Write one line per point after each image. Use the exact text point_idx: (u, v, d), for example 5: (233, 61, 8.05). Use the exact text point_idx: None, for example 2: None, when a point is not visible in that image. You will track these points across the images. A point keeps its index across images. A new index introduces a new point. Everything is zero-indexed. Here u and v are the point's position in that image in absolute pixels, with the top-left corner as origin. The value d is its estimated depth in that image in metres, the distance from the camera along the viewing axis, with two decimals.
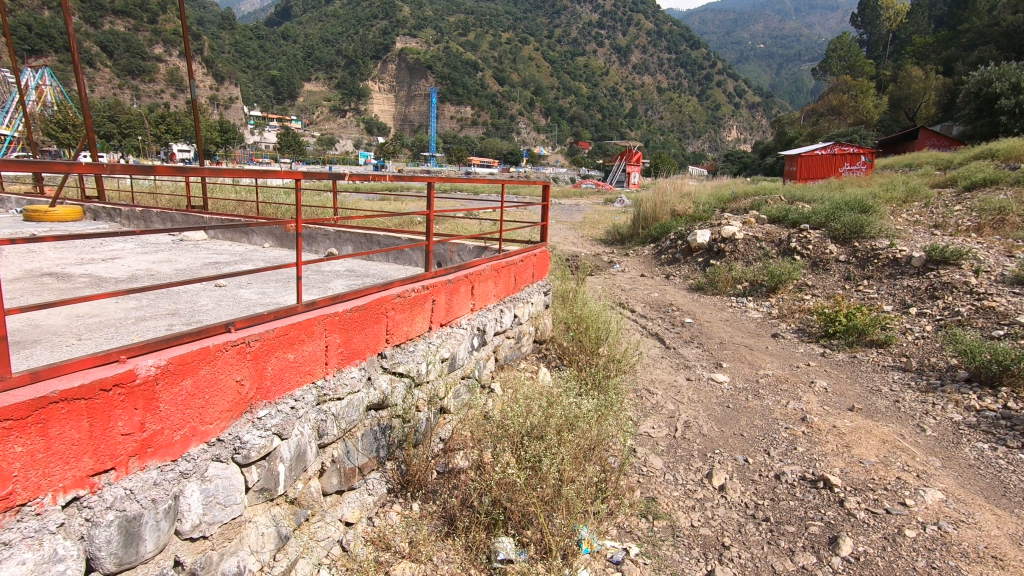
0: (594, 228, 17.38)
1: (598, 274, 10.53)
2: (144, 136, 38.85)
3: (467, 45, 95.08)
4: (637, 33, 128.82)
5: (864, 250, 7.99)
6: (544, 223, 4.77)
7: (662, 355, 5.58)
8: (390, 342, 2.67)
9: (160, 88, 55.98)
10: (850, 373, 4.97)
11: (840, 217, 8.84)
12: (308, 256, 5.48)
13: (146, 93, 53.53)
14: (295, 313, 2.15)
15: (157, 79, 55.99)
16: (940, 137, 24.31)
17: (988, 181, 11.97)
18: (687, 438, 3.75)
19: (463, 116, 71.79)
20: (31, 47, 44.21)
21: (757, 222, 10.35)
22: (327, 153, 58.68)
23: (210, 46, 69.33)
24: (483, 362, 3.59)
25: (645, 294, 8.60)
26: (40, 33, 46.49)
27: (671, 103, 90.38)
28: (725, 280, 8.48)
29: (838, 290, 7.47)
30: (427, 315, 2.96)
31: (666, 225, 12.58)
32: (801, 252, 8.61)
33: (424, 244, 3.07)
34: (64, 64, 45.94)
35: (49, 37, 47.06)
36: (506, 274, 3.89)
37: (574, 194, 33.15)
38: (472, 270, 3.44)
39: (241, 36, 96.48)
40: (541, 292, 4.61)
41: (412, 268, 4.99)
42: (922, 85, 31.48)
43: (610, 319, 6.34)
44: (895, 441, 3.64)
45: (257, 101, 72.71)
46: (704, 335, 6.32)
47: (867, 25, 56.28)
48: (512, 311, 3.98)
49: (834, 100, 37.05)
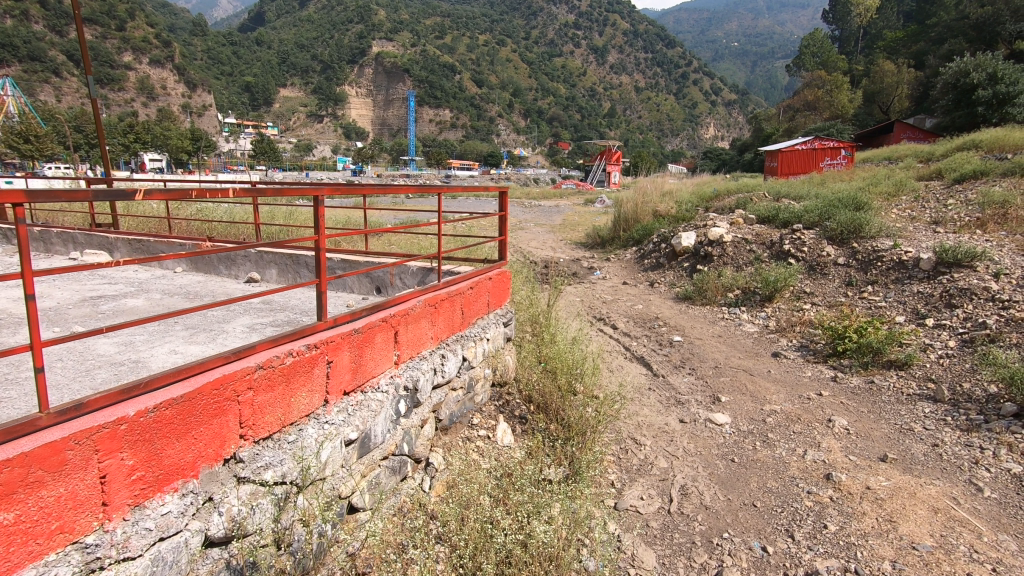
0: (573, 230, 16.68)
1: (577, 283, 9.76)
2: (111, 146, 37.89)
3: (443, 47, 93.92)
4: (613, 35, 129.10)
5: (864, 250, 7.30)
6: (501, 237, 3.89)
7: (650, 386, 4.79)
8: (248, 439, 1.78)
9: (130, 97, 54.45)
10: (872, 406, 4.17)
11: (836, 215, 8.13)
12: (223, 282, 4.60)
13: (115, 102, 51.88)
14: (31, 427, 1.26)
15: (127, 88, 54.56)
16: (915, 129, 24.07)
17: (977, 173, 11.40)
18: (686, 514, 2.92)
19: (441, 119, 70.82)
20: None
21: (745, 222, 9.62)
22: (304, 159, 57.68)
23: (181, 53, 68.11)
24: (415, 433, 2.69)
25: (627, 307, 7.82)
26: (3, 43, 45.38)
27: (648, 103, 90.19)
28: (714, 288, 7.71)
29: (841, 297, 6.73)
30: (320, 385, 2.07)
31: (648, 225, 11.81)
32: (796, 255, 7.89)
33: (312, 283, 2.16)
34: (27, 74, 44.72)
35: (11, 46, 45.82)
36: (446, 309, 3.00)
37: (554, 194, 32.68)
38: (395, 310, 2.58)
39: (214, 42, 95.16)
40: (499, 323, 3.71)
41: (345, 297, 4.13)
42: (894, 78, 31.34)
43: (587, 346, 5.49)
44: (948, 509, 2.87)
45: (232, 108, 71.74)
46: (697, 357, 5.52)
47: (836, 21, 56.54)
48: (458, 354, 3.11)
49: (810, 95, 36.90)
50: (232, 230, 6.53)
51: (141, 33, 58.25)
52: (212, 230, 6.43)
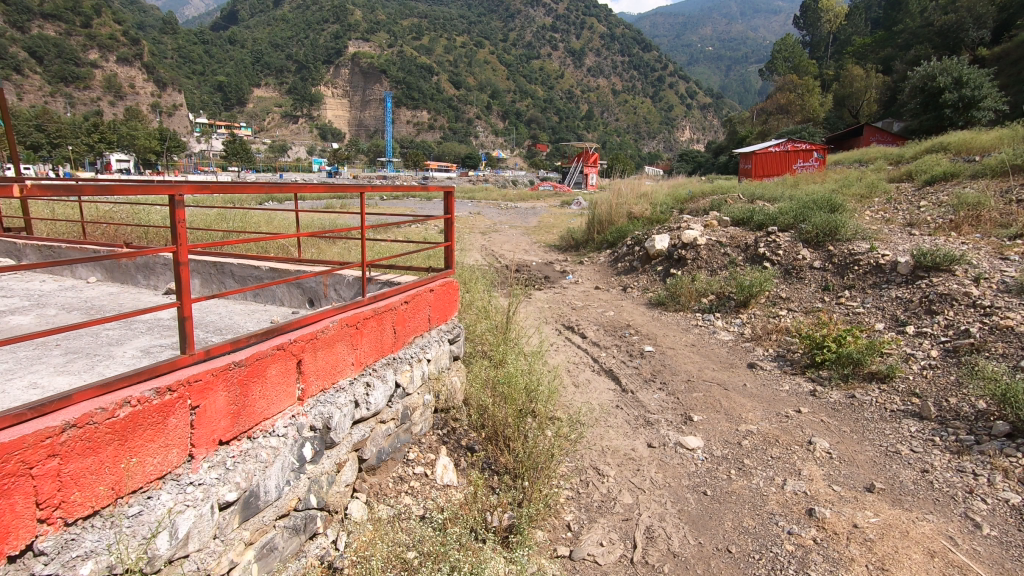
0: (548, 232, 16.36)
1: (549, 287, 9.39)
2: (74, 145, 36.59)
3: (421, 48, 93.05)
4: (591, 38, 128.92)
5: (840, 253, 7.05)
6: (448, 243, 3.45)
7: (619, 404, 4.39)
8: (53, 523, 1.32)
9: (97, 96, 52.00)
10: (854, 425, 3.85)
11: (811, 218, 7.90)
12: (138, 293, 4.05)
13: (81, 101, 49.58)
14: None
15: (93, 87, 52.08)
16: (884, 132, 24.35)
17: (948, 174, 11.32)
18: (650, 566, 2.52)
19: (418, 120, 70.06)
20: None
21: (719, 225, 9.35)
22: (278, 160, 56.45)
23: (151, 52, 66.32)
24: (326, 479, 2.24)
25: (597, 314, 7.43)
26: None
27: (626, 106, 90.38)
28: (688, 293, 7.40)
29: (818, 303, 6.46)
30: (179, 439, 1.62)
31: (622, 228, 11.49)
32: (771, 258, 7.62)
33: (177, 307, 1.69)
34: None
35: None
36: (371, 329, 2.55)
37: (531, 196, 32.43)
38: (300, 332, 2.14)
39: (184, 41, 92.96)
40: (444, 341, 3.26)
41: (272, 311, 3.64)
42: (863, 83, 31.71)
43: (549, 363, 5.08)
44: (944, 552, 2.53)
45: (203, 107, 70.06)
46: (668, 369, 5.18)
47: (807, 27, 57.25)
48: (387, 379, 2.66)
49: (782, 99, 37.20)
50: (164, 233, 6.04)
51: (108, 31, 56.56)
52: (143, 234, 5.93)
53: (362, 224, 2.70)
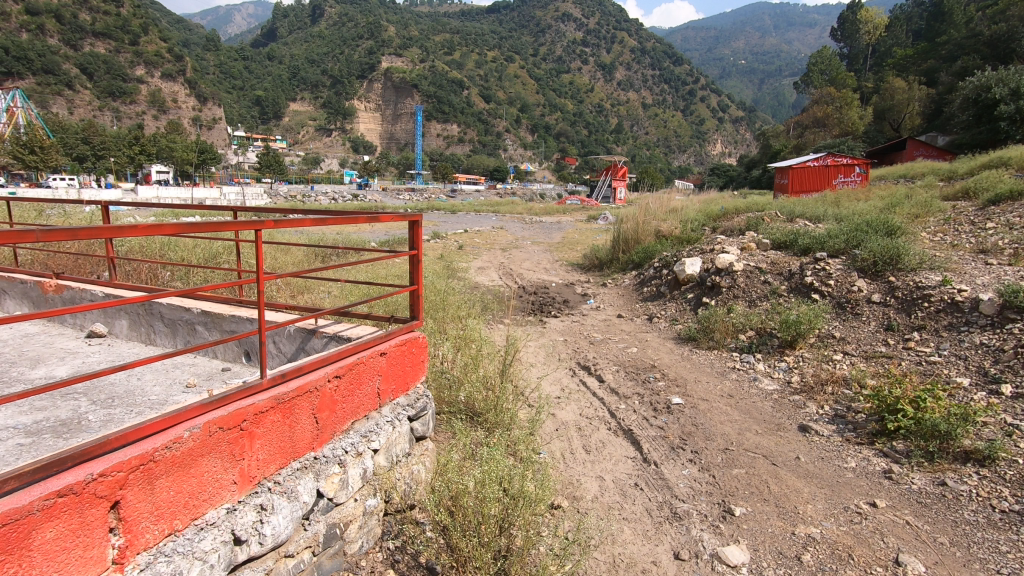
0: (571, 249, 15.51)
1: (568, 312, 8.55)
2: (117, 158, 37.62)
3: (452, 63, 93.91)
4: (621, 51, 128.39)
5: (904, 286, 6.01)
6: (414, 286, 2.67)
7: (639, 484, 3.52)
8: None
9: (142, 110, 53.52)
10: (953, 535, 2.90)
11: (868, 243, 6.84)
12: (54, 336, 3.38)
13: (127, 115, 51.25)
14: None
15: (138, 101, 53.52)
16: (929, 146, 22.78)
17: (1016, 192, 9.90)
18: None
19: (449, 134, 70.22)
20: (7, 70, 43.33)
21: (758, 248, 8.35)
22: (311, 173, 57.26)
23: (193, 68, 68.44)
24: None
25: (617, 350, 6.52)
26: (19, 56, 45.58)
27: (656, 119, 89.27)
28: (723, 329, 6.45)
29: (880, 347, 5.43)
30: None
31: (649, 248, 10.56)
32: (820, 289, 6.60)
33: None
34: (42, 88, 45.05)
35: (27, 60, 46.01)
36: (259, 427, 1.71)
37: (556, 210, 31.68)
38: (100, 450, 1.33)
39: (226, 58, 96.42)
40: (401, 419, 2.47)
41: (195, 369, 2.90)
42: (905, 95, 30.07)
43: (551, 427, 4.26)
44: None
45: (241, 121, 71.99)
46: (701, 429, 4.31)
47: (845, 39, 55.43)
48: (290, 493, 1.85)
49: (818, 112, 35.74)
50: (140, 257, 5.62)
51: (154, 48, 58.48)
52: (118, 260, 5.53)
53: (262, 276, 1.89)
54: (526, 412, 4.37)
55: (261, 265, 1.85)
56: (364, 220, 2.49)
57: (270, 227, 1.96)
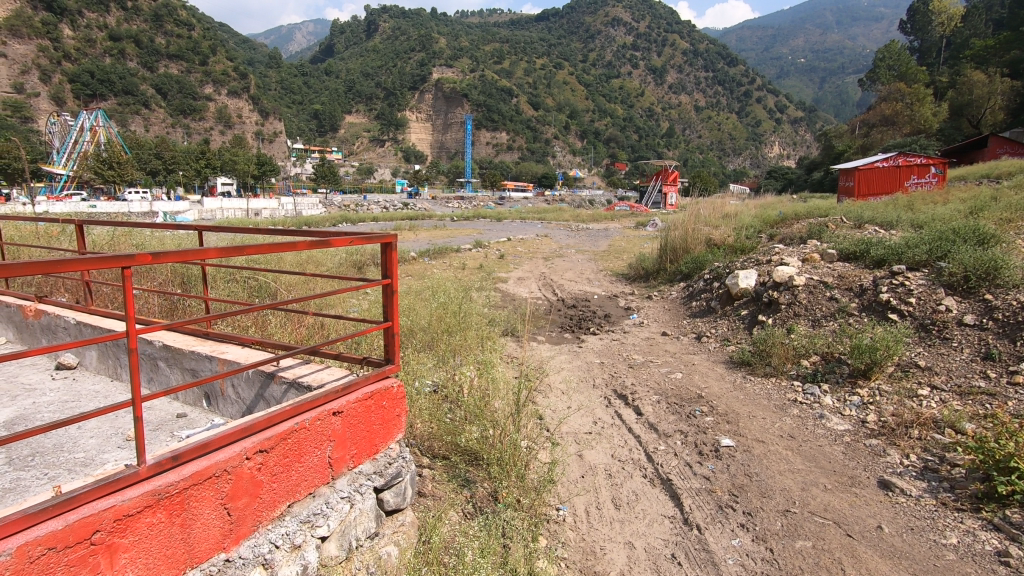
0: (617, 258, 14.74)
1: (608, 329, 7.87)
2: (186, 171, 39.48)
3: (502, 72, 94.29)
4: (672, 54, 126.08)
5: (1006, 306, 5.03)
6: (387, 322, 2.17)
7: (676, 557, 2.89)
8: None
9: (209, 125, 56.04)
10: None
11: (957, 254, 5.86)
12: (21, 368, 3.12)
13: (196, 130, 53.81)
14: None
15: (206, 117, 56.01)
16: (1014, 143, 20.58)
17: None
18: None
19: (498, 141, 70.50)
20: (91, 92, 46.22)
21: (823, 259, 7.42)
22: (365, 182, 58.51)
23: (256, 85, 71.34)
24: None
25: (659, 375, 5.82)
26: (101, 79, 48.48)
27: (709, 121, 86.50)
28: (782, 353, 5.66)
29: (977, 380, 4.52)
30: None
31: (700, 258, 9.72)
32: (899, 308, 5.70)
33: None
34: (122, 108, 47.98)
35: (109, 82, 48.99)
36: (91, 534, 1.21)
37: (604, 216, 30.84)
38: None
39: (287, 75, 100.60)
40: (362, 487, 1.98)
41: (148, 415, 2.49)
42: (985, 89, 27.37)
43: (570, 474, 3.68)
44: None
45: (300, 134, 74.55)
46: (753, 481, 3.60)
47: (916, 31, 51.63)
48: None
49: (887, 109, 33.16)
50: (155, 269, 5.42)
51: (221, 67, 61.18)
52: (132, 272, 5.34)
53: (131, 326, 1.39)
54: (546, 456, 3.80)
55: (130, 314, 1.37)
56: (313, 244, 1.97)
57: (147, 262, 1.48)
